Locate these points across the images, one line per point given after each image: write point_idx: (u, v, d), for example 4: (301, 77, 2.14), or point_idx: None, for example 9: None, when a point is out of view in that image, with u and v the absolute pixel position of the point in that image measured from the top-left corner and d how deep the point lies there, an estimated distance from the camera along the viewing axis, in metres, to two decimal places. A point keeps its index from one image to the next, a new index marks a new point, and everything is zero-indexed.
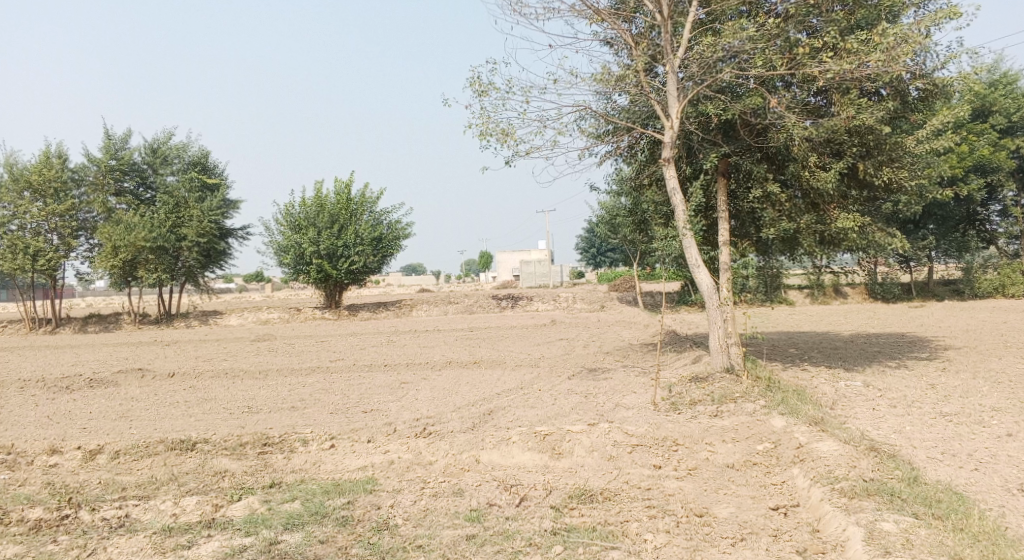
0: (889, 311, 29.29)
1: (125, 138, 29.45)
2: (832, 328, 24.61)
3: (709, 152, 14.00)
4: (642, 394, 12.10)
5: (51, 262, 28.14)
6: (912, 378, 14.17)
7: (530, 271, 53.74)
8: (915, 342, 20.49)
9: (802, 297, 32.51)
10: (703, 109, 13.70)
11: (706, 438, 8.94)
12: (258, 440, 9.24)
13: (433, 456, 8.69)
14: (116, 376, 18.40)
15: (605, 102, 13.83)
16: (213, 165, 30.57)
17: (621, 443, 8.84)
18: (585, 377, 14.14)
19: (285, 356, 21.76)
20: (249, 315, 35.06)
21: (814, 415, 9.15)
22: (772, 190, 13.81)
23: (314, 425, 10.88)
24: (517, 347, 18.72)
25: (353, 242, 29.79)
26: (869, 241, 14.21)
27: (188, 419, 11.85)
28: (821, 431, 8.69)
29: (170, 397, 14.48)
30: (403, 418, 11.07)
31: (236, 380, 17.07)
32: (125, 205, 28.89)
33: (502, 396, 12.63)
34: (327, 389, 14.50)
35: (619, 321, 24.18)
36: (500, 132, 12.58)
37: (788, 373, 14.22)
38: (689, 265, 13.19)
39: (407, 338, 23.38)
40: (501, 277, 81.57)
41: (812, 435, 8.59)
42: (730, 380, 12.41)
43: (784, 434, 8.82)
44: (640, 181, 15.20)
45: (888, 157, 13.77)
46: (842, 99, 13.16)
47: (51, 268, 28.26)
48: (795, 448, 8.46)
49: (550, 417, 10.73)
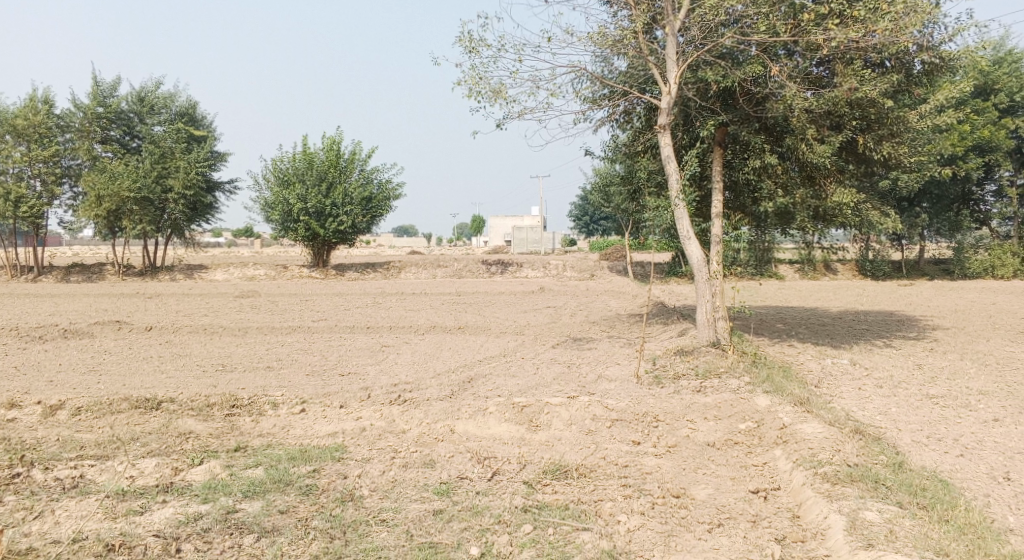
0: (879, 289, 29.13)
1: (113, 85, 28.74)
2: (821, 305, 24.45)
3: (706, 120, 13.65)
4: (625, 366, 11.87)
5: (33, 210, 27.61)
6: (899, 358, 13.98)
7: (521, 236, 53.41)
8: (903, 321, 20.32)
9: (792, 272, 32.31)
10: (702, 75, 13.32)
11: (688, 415, 8.71)
12: (227, 402, 8.95)
13: (406, 424, 8.43)
14: (93, 327, 18.04)
15: (601, 65, 13.42)
16: (202, 116, 29.93)
17: (600, 417, 8.61)
18: (569, 346, 13.89)
19: (267, 314, 21.45)
20: (235, 270, 34.65)
21: (800, 395, 8.93)
22: (768, 161, 13.49)
23: (289, 387, 10.61)
24: (502, 313, 18.44)
25: (342, 201, 29.31)
26: (863, 218, 13.95)
27: (160, 376, 11.55)
28: (806, 412, 8.46)
29: (145, 352, 14.17)
30: (380, 383, 10.81)
31: (214, 336, 16.75)
32: (111, 154, 28.30)
33: (483, 363, 12.37)
34: (306, 350, 14.21)
35: (607, 290, 23.93)
36: (491, 91, 12.19)
37: (775, 349, 14.00)
38: (679, 237, 12.88)
39: (393, 300, 23.08)
40: (491, 241, 81.21)
41: (797, 416, 8.36)
42: (715, 355, 12.17)
43: (768, 413, 8.58)
44: (634, 149, 14.84)
45: (889, 132, 13.45)
46: (845, 69, 12.84)
47: (34, 216, 27.73)
48: (779, 428, 8.23)
49: (529, 387, 10.48)
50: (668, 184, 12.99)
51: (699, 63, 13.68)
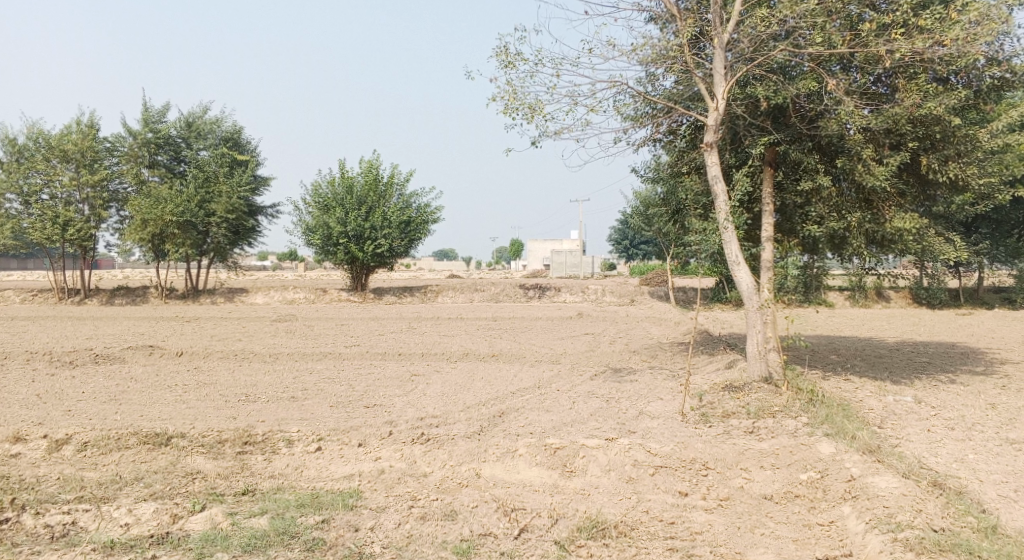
0: (935, 318, 27.80)
1: (161, 110, 28.81)
2: (875, 334, 23.27)
3: (756, 138, 12.90)
4: (669, 401, 11.04)
5: (79, 233, 27.64)
6: (968, 396, 12.92)
7: (561, 260, 52.68)
8: (966, 354, 19.14)
9: (842, 299, 31.08)
10: (751, 91, 12.60)
11: (741, 462, 7.86)
12: (240, 438, 8.35)
13: (428, 467, 7.78)
14: (124, 352, 17.67)
15: (645, 82, 12.74)
16: (247, 141, 29.84)
17: (643, 463, 7.82)
18: (610, 378, 13.07)
19: (301, 339, 21.00)
20: (274, 294, 34.44)
21: (867, 441, 8.07)
22: (822, 182, 12.60)
23: (309, 420, 9.99)
24: (539, 340, 17.71)
25: (381, 224, 28.89)
26: (926, 246, 12.88)
27: (180, 407, 11.03)
28: (876, 462, 7.59)
29: (170, 380, 13.70)
30: (406, 417, 10.14)
31: (243, 363, 16.25)
32: (157, 178, 28.27)
33: (517, 396, 11.62)
34: (335, 379, 13.62)
35: (649, 317, 23.08)
36: (529, 108, 11.55)
37: (831, 385, 13.05)
38: (727, 262, 12.05)
39: (429, 325, 22.51)
40: (532, 266, 80.53)
41: (866, 467, 7.50)
42: (768, 392, 11.28)
43: (833, 462, 7.71)
44: (679, 170, 14.08)
45: (955, 151, 12.42)
46: (908, 84, 11.99)
47: (80, 239, 27.75)
48: (846, 481, 7.39)
49: (565, 424, 9.72)
50: (715, 206, 12.18)
51: (748, 79, 12.95)
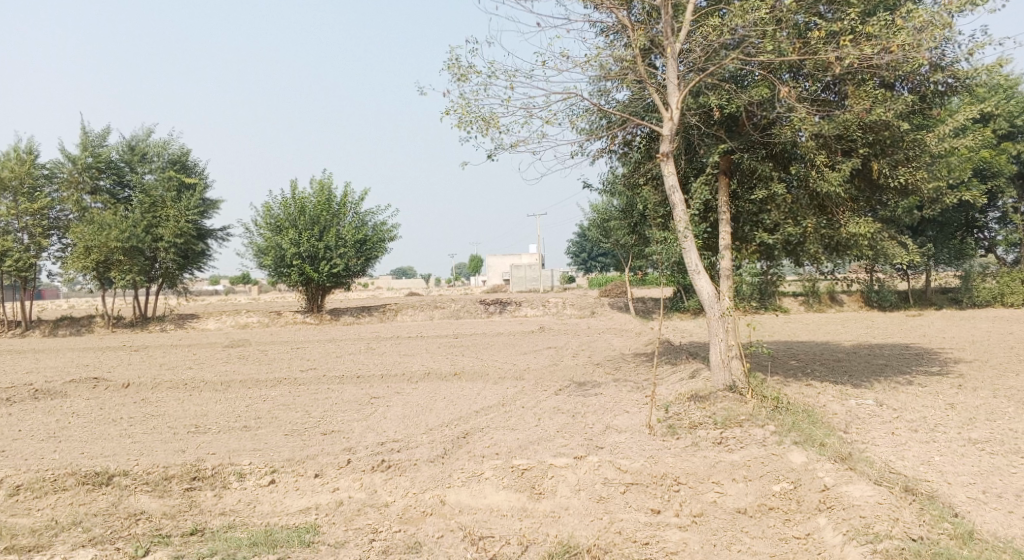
0: (887, 320, 28.17)
1: (102, 134, 27.97)
2: (832, 338, 23.44)
3: (710, 148, 12.81)
4: (635, 414, 10.83)
5: (20, 263, 26.63)
6: (929, 396, 12.95)
7: (518, 275, 52.48)
8: (922, 354, 19.32)
9: (796, 305, 31.35)
10: (704, 101, 12.52)
11: (713, 475, 7.70)
12: (188, 473, 7.91)
13: (390, 496, 7.52)
14: (67, 385, 16.92)
15: (598, 93, 12.59)
16: (194, 163, 29.14)
17: (613, 481, 7.66)
18: (573, 392, 12.83)
19: (255, 364, 20.41)
20: (227, 318, 33.61)
21: (838, 448, 7.95)
22: (776, 190, 12.54)
23: (263, 451, 9.55)
24: (500, 356, 17.41)
25: (335, 244, 28.37)
26: (879, 251, 12.89)
27: (127, 441, 10.50)
28: (849, 470, 7.51)
29: (116, 413, 13.10)
30: (365, 443, 9.76)
31: (194, 392, 15.67)
32: (100, 204, 27.41)
33: (480, 415, 11.32)
34: (290, 404, 13.16)
35: (609, 328, 22.94)
36: (483, 121, 11.33)
37: (794, 391, 12.98)
38: (688, 271, 11.91)
39: (387, 345, 22.07)
40: (489, 281, 80.19)
41: (840, 476, 7.42)
42: (733, 401, 11.13)
43: (805, 471, 7.60)
44: (635, 181, 13.88)
45: (905, 156, 12.46)
46: (857, 91, 12.02)
47: (20, 269, 26.74)
48: (820, 491, 7.33)
49: (531, 443, 9.45)
50: (673, 214, 12.06)
51: (700, 88, 12.88)
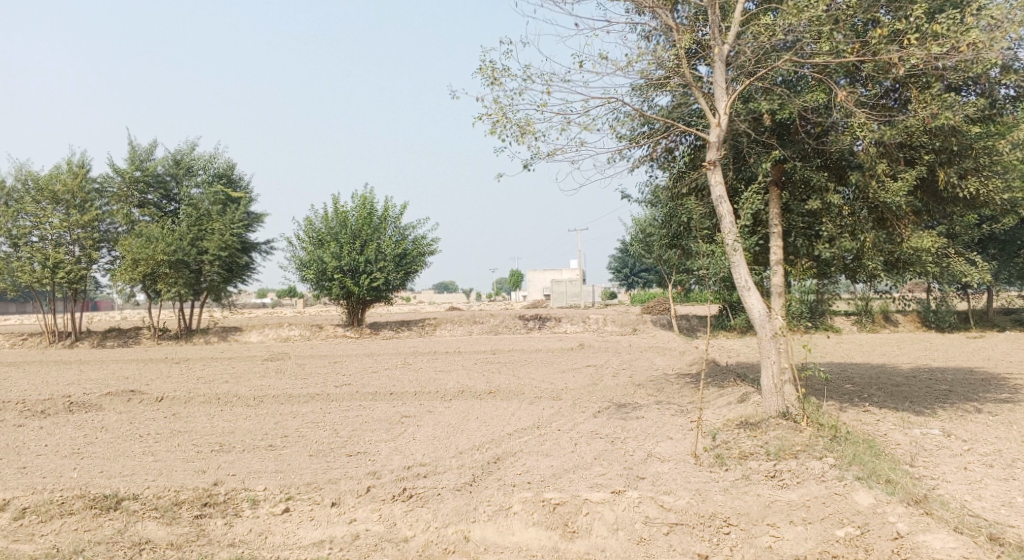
0: (946, 341, 26.87)
1: (149, 148, 28.09)
2: (888, 360, 22.35)
3: (761, 157, 12.09)
4: (680, 441, 10.11)
5: (70, 275, 26.77)
6: (1000, 426, 12.00)
7: (560, 290, 51.78)
8: (987, 379, 18.20)
9: (848, 325, 30.15)
10: (755, 106, 11.82)
11: (767, 517, 7.33)
12: (199, 497, 7.68)
13: (410, 530, 7.32)
14: (102, 398, 16.68)
15: (640, 99, 11.99)
16: (239, 177, 29.16)
17: (654, 521, 7.35)
18: (614, 414, 12.16)
19: (291, 379, 20.06)
20: (269, 331, 33.51)
21: (911, 488, 7.45)
22: (832, 201, 11.75)
23: (285, 473, 9.08)
24: (539, 375, 16.76)
25: (376, 258, 28.04)
26: (945, 267, 11.99)
27: (149, 460, 10.11)
28: (925, 515, 7.12)
29: (144, 428, 12.76)
30: (391, 466, 9.21)
31: (225, 407, 15.30)
32: (148, 218, 27.49)
33: (514, 438, 10.71)
34: (319, 422, 12.69)
35: (652, 346, 22.15)
36: (518, 127, 10.83)
37: (851, 418, 12.13)
38: (736, 287, 11.19)
39: (425, 360, 21.60)
40: (531, 297, 79.40)
41: (915, 522, 7.04)
42: (787, 430, 10.36)
43: (873, 515, 7.20)
44: (678, 192, 13.21)
45: (974, 164, 11.54)
46: (921, 94, 11.22)
47: (70, 281, 26.89)
48: (892, 538, 6.95)
49: (566, 471, 8.82)
50: (721, 227, 11.33)
51: (751, 93, 12.22)
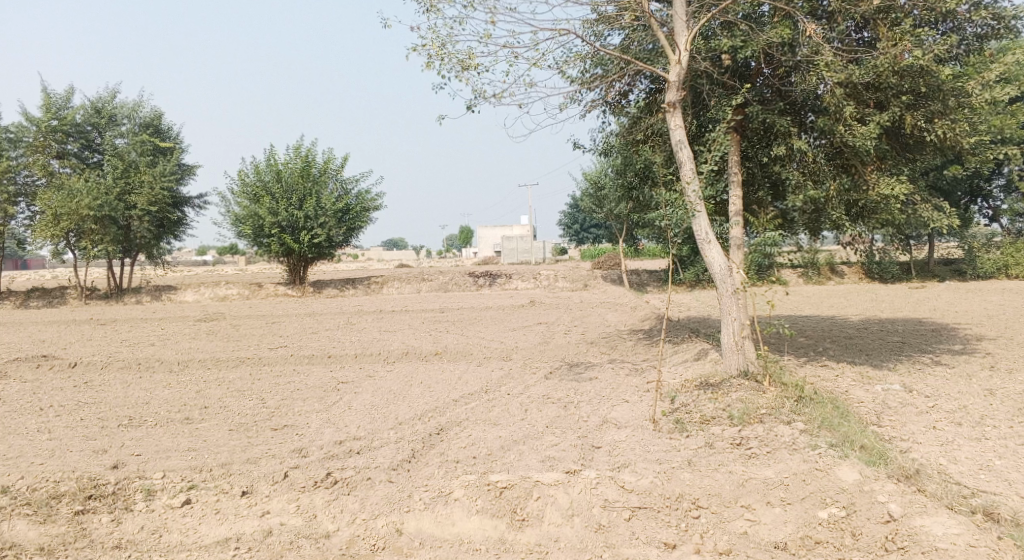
0: (892, 292, 26.67)
1: (66, 96, 26.00)
2: (838, 312, 21.99)
3: (721, 100, 11.20)
4: (637, 404, 9.32)
5: None
6: (962, 381, 11.52)
7: (509, 245, 50.80)
8: (938, 331, 17.86)
9: (794, 277, 29.82)
10: (714, 44, 10.90)
11: (742, 498, 6.94)
12: (84, 489, 7.14)
13: (332, 524, 6.79)
14: (9, 365, 15.16)
15: (592, 35, 11.03)
16: (167, 127, 27.36)
17: (615, 505, 6.92)
18: (566, 375, 11.35)
19: (223, 342, 18.74)
20: (206, 290, 31.88)
21: (902, 463, 7.18)
22: (795, 146, 10.88)
23: (199, 452, 8.06)
24: (487, 333, 15.83)
25: (316, 213, 26.57)
26: (912, 215, 11.21)
27: (47, 439, 8.90)
28: (920, 495, 6.82)
29: (50, 401, 11.44)
30: (319, 442, 8.22)
31: (146, 373, 14.00)
32: (69, 170, 25.51)
33: (458, 405, 9.80)
34: (245, 391, 11.61)
35: (603, 302, 21.39)
36: (458, 61, 9.79)
37: (811, 375, 11.51)
38: (696, 240, 10.35)
39: (368, 320, 20.51)
40: (479, 253, 78.18)
41: (908, 504, 6.73)
42: (750, 391, 9.64)
43: (862, 494, 6.87)
44: (633, 138, 12.24)
45: (943, 106, 10.73)
46: (890, 32, 10.46)
47: None
48: (884, 522, 6.65)
49: (516, 442, 7.99)
50: (679, 173, 10.49)
51: (710, 30, 11.30)
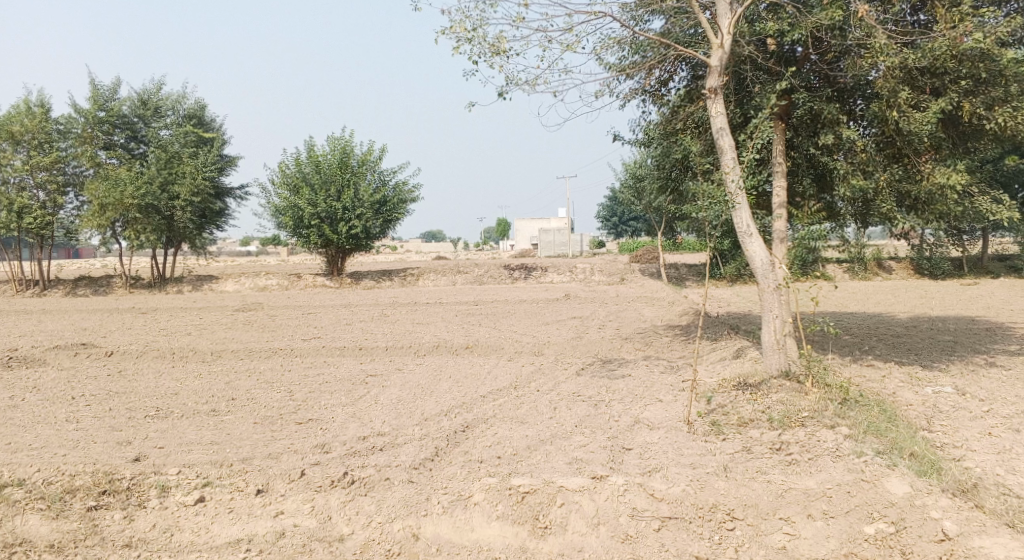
0: (943, 289, 25.76)
1: (112, 87, 26.26)
2: (886, 309, 21.25)
3: (766, 86, 10.75)
4: (671, 405, 8.96)
5: (37, 221, 25.07)
6: (1018, 384, 10.95)
7: (548, 237, 50.40)
8: (992, 330, 17.12)
9: (840, 272, 29.03)
10: (759, 29, 10.47)
11: (780, 511, 6.59)
12: (100, 484, 7.05)
13: (347, 527, 6.59)
14: (47, 353, 15.23)
15: (631, 21, 10.67)
16: (210, 118, 27.53)
17: (644, 514, 6.60)
18: (598, 372, 11.01)
19: (259, 332, 18.70)
20: (246, 281, 32.08)
21: (958, 476, 6.76)
22: (845, 134, 10.37)
23: (222, 445, 7.91)
24: (521, 327, 15.53)
25: (354, 205, 26.50)
26: (968, 208, 10.64)
27: (75, 430, 8.80)
28: (978, 513, 6.41)
29: (83, 390, 11.41)
30: (342, 437, 8.01)
31: (180, 363, 13.96)
32: (115, 160, 25.76)
33: (487, 402, 9.52)
34: (274, 383, 11.47)
35: (641, 296, 20.96)
36: (489, 44, 9.50)
37: (856, 375, 11.02)
38: (737, 233, 9.92)
39: (403, 312, 20.33)
40: (518, 245, 77.95)
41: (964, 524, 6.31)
42: (791, 392, 9.21)
43: (913, 510, 6.48)
44: (673, 129, 11.82)
45: (1003, 93, 10.16)
46: (948, 14, 9.91)
47: (37, 228, 25.17)
48: (939, 542, 6.25)
49: (544, 442, 7.70)
50: (719, 163, 10.06)
51: (755, 14, 10.85)
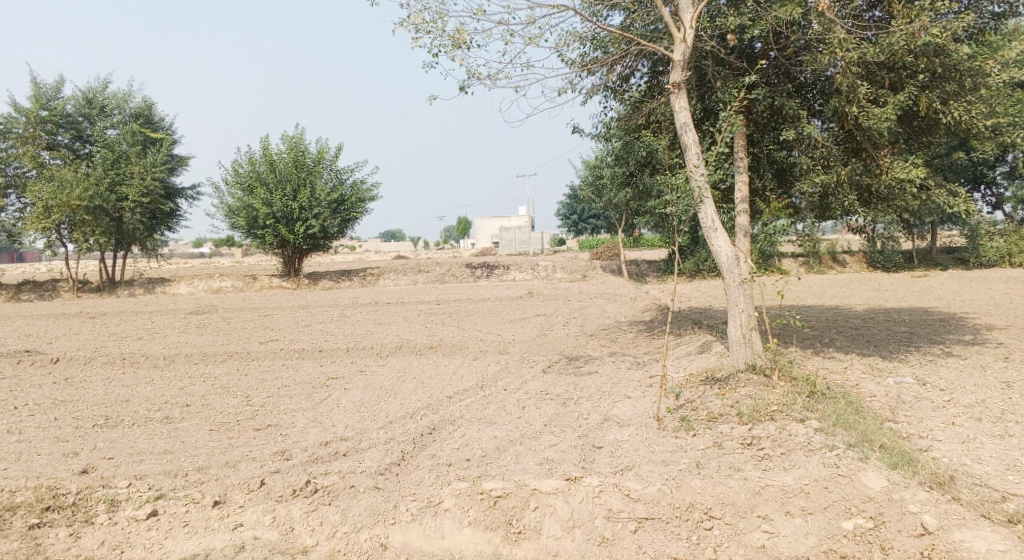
0: (895, 281, 26.17)
1: (56, 86, 25.38)
2: (842, 302, 21.49)
3: (727, 81, 10.69)
4: (639, 401, 8.84)
5: None
6: (977, 373, 11.06)
7: (507, 236, 50.24)
8: (946, 321, 17.37)
9: (795, 266, 29.34)
10: (720, 24, 10.42)
11: (757, 508, 6.50)
12: (44, 500, 6.68)
13: (310, 538, 6.33)
14: None
15: (591, 15, 10.53)
16: (159, 117, 26.76)
17: (619, 516, 6.46)
18: (564, 369, 10.86)
19: (213, 336, 18.17)
20: (199, 283, 31.34)
21: (933, 469, 6.74)
22: (805, 129, 10.35)
23: (176, 454, 7.57)
24: (483, 326, 15.32)
25: (310, 204, 26.01)
26: (925, 201, 10.69)
27: (17, 442, 8.35)
28: (954, 505, 6.39)
29: (27, 400, 10.90)
30: (303, 443, 7.72)
31: (130, 369, 13.47)
32: (59, 161, 24.92)
33: (452, 403, 9.30)
34: (230, 388, 11.10)
35: (602, 293, 20.88)
36: (448, 37, 9.29)
37: (820, 367, 11.02)
38: (702, 229, 9.83)
39: (363, 312, 20.00)
40: (477, 244, 77.67)
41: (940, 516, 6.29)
42: (759, 386, 9.14)
43: (890, 504, 6.44)
44: (634, 125, 11.67)
45: (958, 88, 10.21)
46: (906, 8, 9.93)
47: None
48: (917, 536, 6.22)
49: (512, 443, 7.51)
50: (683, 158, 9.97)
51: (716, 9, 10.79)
